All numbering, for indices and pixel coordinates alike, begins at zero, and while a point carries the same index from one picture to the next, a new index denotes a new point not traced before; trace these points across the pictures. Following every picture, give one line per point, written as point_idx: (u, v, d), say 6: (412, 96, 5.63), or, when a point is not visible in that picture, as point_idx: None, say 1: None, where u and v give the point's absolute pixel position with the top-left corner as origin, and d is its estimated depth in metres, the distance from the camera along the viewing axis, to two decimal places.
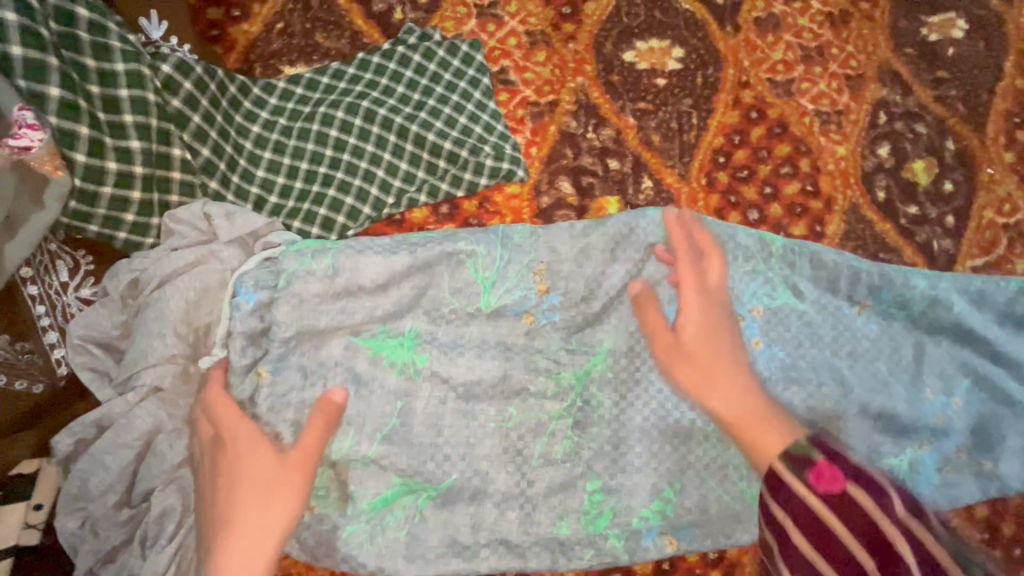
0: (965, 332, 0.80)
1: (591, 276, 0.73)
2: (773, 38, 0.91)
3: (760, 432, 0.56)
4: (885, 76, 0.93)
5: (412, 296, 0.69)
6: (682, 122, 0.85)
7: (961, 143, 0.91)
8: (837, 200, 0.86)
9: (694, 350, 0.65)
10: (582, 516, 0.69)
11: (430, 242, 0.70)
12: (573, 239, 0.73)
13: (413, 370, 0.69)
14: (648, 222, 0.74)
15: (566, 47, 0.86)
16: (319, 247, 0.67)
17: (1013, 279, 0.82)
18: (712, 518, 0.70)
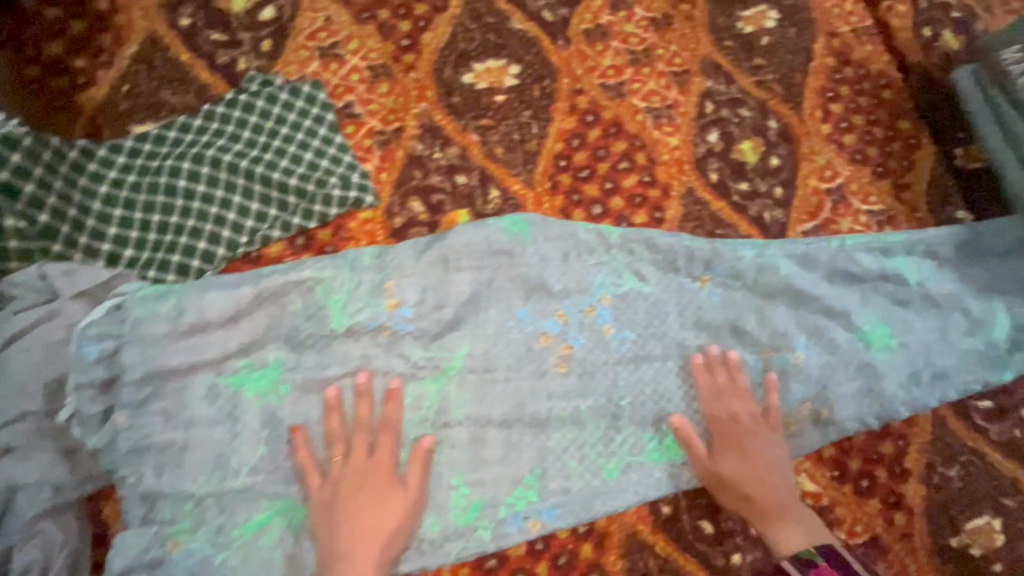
0: (795, 292, 0.88)
1: (439, 286, 0.78)
2: (602, 47, 1.00)
3: (792, 529, 0.73)
4: (708, 70, 1.02)
5: (263, 327, 0.74)
6: (524, 133, 0.92)
7: (782, 121, 1.00)
8: (674, 186, 0.94)
9: (743, 462, 0.77)
10: (451, 511, 0.74)
11: (277, 273, 0.75)
12: (419, 252, 0.78)
13: (277, 397, 0.73)
14: (486, 228, 0.81)
15: (407, 76, 0.92)
16: (162, 291, 0.72)
17: (831, 240, 0.92)
18: (574, 497, 0.76)
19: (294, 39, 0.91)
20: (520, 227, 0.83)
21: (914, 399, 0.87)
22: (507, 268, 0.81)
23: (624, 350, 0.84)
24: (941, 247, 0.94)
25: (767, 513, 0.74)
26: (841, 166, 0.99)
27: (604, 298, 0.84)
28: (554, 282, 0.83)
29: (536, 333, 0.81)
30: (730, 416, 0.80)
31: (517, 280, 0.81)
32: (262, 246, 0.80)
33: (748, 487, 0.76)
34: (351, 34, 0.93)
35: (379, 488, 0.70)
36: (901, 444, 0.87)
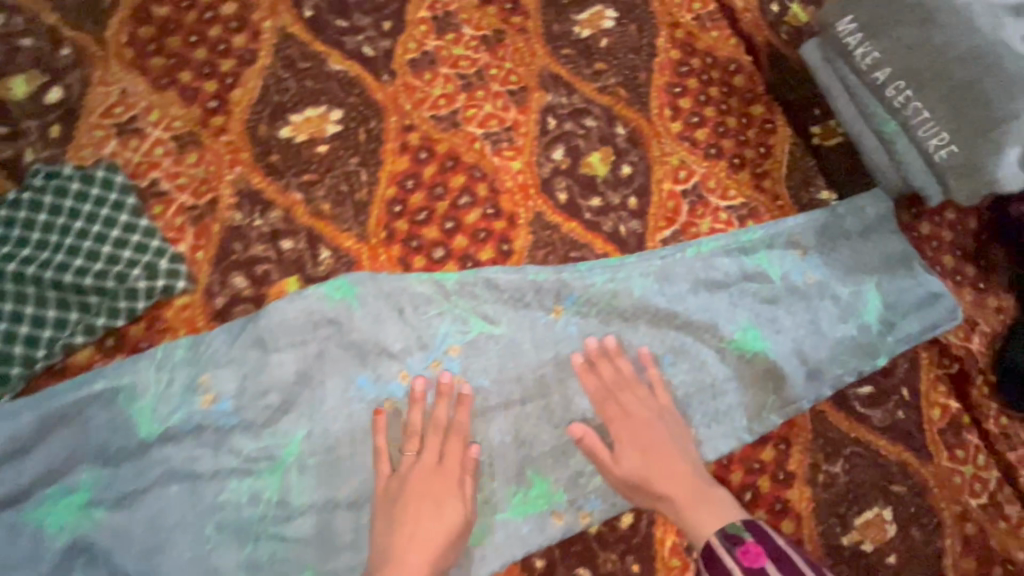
0: (654, 311, 0.87)
1: (261, 371, 0.74)
2: (430, 75, 0.94)
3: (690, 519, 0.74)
4: (547, 82, 0.97)
5: (65, 450, 0.69)
6: (352, 183, 0.87)
7: (630, 126, 0.96)
8: (520, 214, 0.89)
9: (647, 457, 0.78)
10: None
11: (71, 389, 0.70)
12: (230, 338, 0.74)
13: (88, 522, 0.68)
14: (302, 298, 0.76)
15: (217, 141, 0.86)
16: None
17: (687, 249, 0.90)
18: None
19: (86, 119, 0.84)
20: (345, 291, 0.78)
21: (789, 400, 0.85)
22: (336, 338, 0.77)
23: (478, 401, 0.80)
24: (802, 237, 0.93)
25: (680, 502, 0.75)
26: (696, 164, 0.95)
27: (450, 350, 0.80)
28: (394, 343, 0.79)
29: (379, 400, 0.77)
30: (638, 412, 0.80)
31: (348, 348, 0.77)
32: (66, 355, 0.74)
33: (657, 483, 0.76)
34: (151, 104, 0.86)
35: (438, 490, 0.73)
36: (782, 448, 0.84)
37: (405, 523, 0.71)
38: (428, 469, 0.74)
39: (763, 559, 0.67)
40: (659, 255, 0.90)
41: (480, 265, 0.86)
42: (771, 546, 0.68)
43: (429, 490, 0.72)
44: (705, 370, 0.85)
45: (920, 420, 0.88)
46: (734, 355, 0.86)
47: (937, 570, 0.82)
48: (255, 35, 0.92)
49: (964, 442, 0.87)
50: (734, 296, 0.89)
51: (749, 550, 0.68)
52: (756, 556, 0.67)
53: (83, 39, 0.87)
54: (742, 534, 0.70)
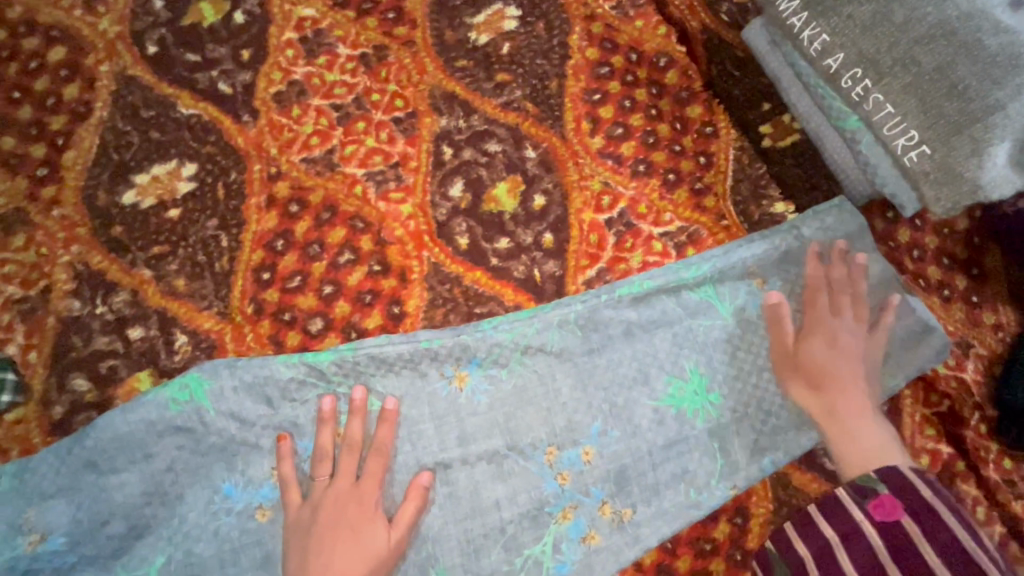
0: (577, 368, 0.72)
1: (99, 496, 0.63)
2: (300, 110, 0.80)
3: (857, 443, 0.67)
4: (440, 103, 0.82)
5: None
6: (211, 250, 0.74)
7: (541, 146, 0.81)
8: (413, 267, 0.76)
9: (843, 358, 0.72)
10: None
11: None
12: (60, 462, 0.63)
13: None
14: (144, 404, 0.65)
15: (49, 216, 0.74)
16: None
17: (616, 288, 0.75)
18: None
19: None
20: (195, 389, 0.66)
21: (745, 465, 0.72)
22: (188, 445, 0.65)
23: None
24: (753, 262, 0.77)
25: (841, 417, 0.69)
26: (622, 185, 0.81)
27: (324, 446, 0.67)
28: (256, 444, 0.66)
29: (250, 510, 0.65)
30: (823, 319, 0.74)
31: (202, 457, 0.65)
32: None
33: (833, 399, 0.70)
34: None
35: (354, 517, 0.63)
36: (738, 522, 0.71)
37: (318, 556, 0.61)
38: (344, 495, 0.64)
39: (898, 510, 0.59)
40: (583, 297, 0.75)
41: (366, 335, 0.73)
42: (913, 498, 0.59)
43: (345, 526, 0.62)
44: (642, 437, 0.72)
45: None
46: (676, 415, 0.73)
47: None
48: (89, 84, 0.78)
49: (958, 494, 0.74)
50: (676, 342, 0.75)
51: (882, 503, 0.60)
52: (893, 509, 0.59)
53: None
54: (877, 488, 0.61)
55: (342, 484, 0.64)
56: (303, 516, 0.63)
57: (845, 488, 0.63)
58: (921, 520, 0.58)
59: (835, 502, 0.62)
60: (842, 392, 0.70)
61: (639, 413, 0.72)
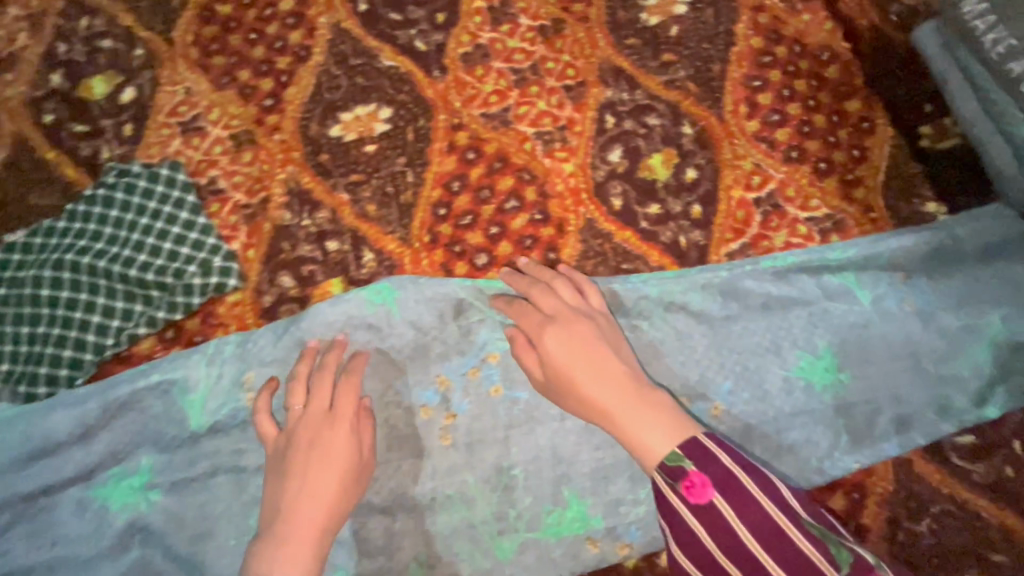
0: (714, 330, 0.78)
1: (300, 371, 0.75)
2: (483, 70, 0.90)
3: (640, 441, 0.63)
4: (608, 76, 0.89)
5: (129, 435, 0.72)
6: (398, 184, 0.85)
7: (698, 124, 0.87)
8: (570, 220, 0.84)
9: (571, 353, 0.69)
10: None
11: (130, 379, 0.73)
12: (275, 338, 0.75)
13: (145, 506, 0.72)
14: (346, 301, 0.77)
15: (271, 139, 0.87)
16: (13, 415, 0.71)
17: (760, 261, 0.79)
18: None
19: (155, 118, 0.88)
20: (386, 295, 0.77)
21: (869, 443, 0.75)
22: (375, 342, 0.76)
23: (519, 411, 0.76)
24: (900, 254, 0.79)
25: (605, 409, 0.66)
26: (772, 168, 0.85)
27: (488, 359, 0.77)
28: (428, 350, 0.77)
29: (414, 407, 0.75)
30: (560, 310, 0.73)
31: (384, 353, 0.76)
32: (131, 344, 0.79)
33: (590, 393, 0.67)
34: (212, 102, 0.89)
35: (325, 439, 0.69)
36: (854, 497, 0.74)
37: (293, 480, 0.67)
38: (324, 421, 0.70)
39: (706, 490, 0.56)
40: (727, 266, 0.80)
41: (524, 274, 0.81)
42: (713, 469, 0.57)
43: (316, 457, 0.68)
44: (770, 403, 0.76)
45: None
46: (805, 387, 0.76)
47: None
48: (310, 32, 0.91)
49: None
50: (813, 319, 0.78)
51: (693, 486, 0.57)
52: (702, 490, 0.56)
53: (155, 40, 0.91)
54: (683, 465, 0.58)
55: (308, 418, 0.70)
56: (284, 446, 0.70)
57: (658, 471, 0.60)
58: (729, 497, 0.56)
59: (658, 494, 0.59)
60: (586, 380, 0.68)
61: (769, 381, 0.76)
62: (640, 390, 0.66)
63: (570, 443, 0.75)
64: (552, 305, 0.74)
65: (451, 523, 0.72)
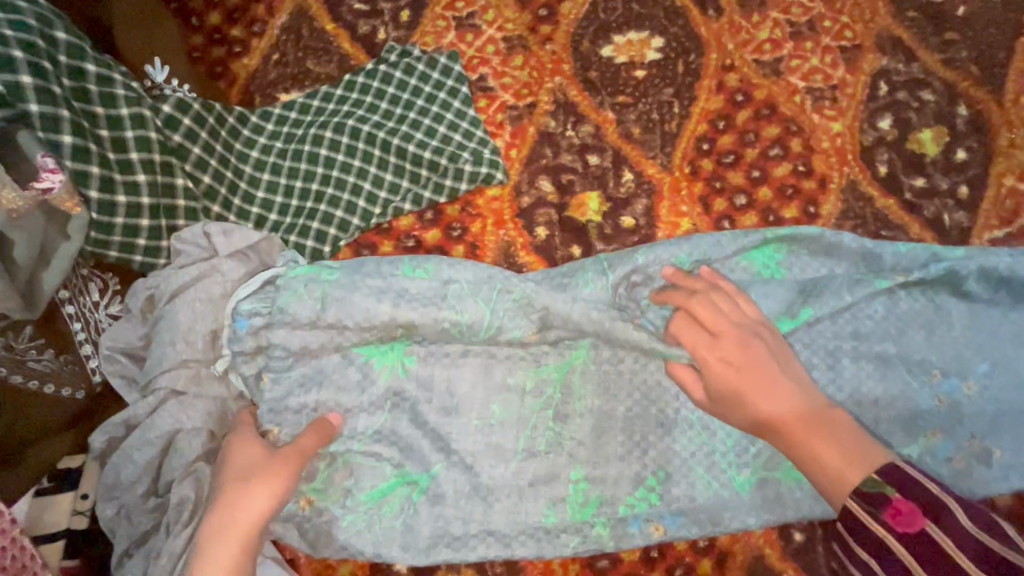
0: (976, 311, 0.76)
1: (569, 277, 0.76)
2: (759, 17, 0.89)
3: (835, 468, 0.59)
4: (885, 45, 0.88)
5: None
6: (664, 112, 0.85)
7: (974, 107, 0.85)
8: (833, 178, 0.83)
9: (737, 375, 0.65)
10: (569, 504, 0.72)
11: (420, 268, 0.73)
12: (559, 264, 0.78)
13: (401, 373, 0.73)
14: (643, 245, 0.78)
15: (543, 49, 0.88)
16: (311, 274, 0.71)
17: None
18: (701, 506, 0.71)
19: (432, 8, 0.89)
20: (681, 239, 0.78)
21: None
22: (645, 260, 0.76)
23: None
24: None
25: (788, 434, 0.63)
26: None
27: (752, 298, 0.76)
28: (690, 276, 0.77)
29: None
30: (733, 327, 0.68)
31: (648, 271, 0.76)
32: (393, 218, 0.80)
33: (766, 416, 0.64)
34: (488, 4, 0.90)
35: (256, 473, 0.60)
36: None
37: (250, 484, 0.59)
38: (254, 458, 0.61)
39: (916, 517, 0.54)
40: (1002, 252, 0.77)
41: (782, 222, 0.81)
42: (919, 492, 0.55)
43: (252, 476, 0.60)
44: None
45: None
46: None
47: None
48: None
49: None
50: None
51: (900, 512, 0.55)
52: (910, 515, 0.54)
53: None
54: (886, 491, 0.56)
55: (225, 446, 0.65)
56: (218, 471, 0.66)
57: (852, 498, 0.57)
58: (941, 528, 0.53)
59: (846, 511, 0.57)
60: (766, 407, 0.64)
61: None
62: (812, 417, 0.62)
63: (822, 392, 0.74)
64: (726, 326, 0.68)
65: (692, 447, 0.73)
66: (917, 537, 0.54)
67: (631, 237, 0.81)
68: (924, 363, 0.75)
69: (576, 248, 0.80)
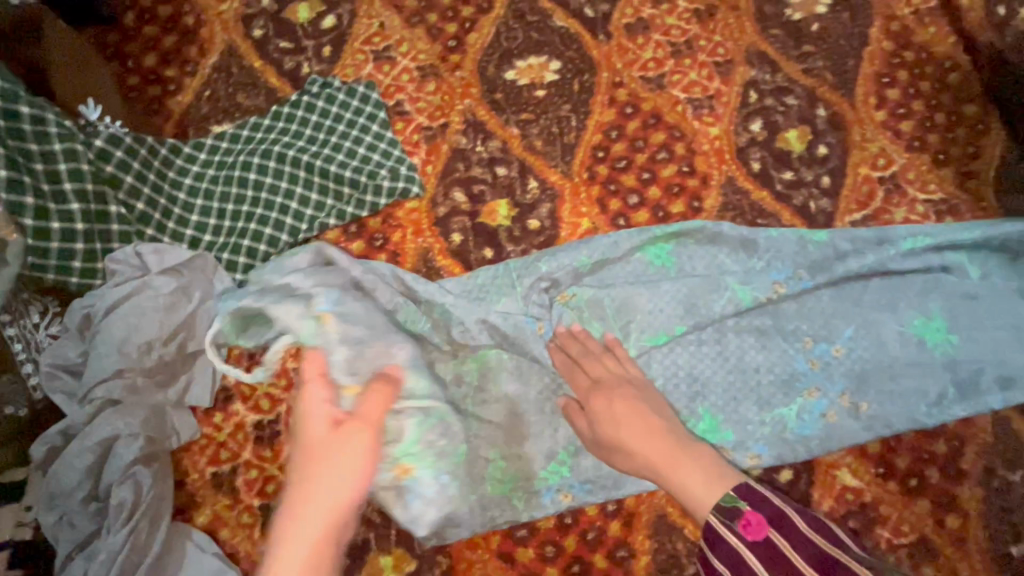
0: (840, 284, 0.87)
1: (489, 281, 0.85)
2: (643, 40, 1.01)
3: (698, 490, 0.68)
4: (752, 59, 1.00)
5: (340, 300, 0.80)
6: (563, 126, 0.96)
7: (831, 109, 0.98)
8: (714, 176, 0.94)
9: (610, 417, 0.76)
10: (488, 480, 0.79)
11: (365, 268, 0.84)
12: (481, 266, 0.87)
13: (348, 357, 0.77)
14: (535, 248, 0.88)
15: (453, 75, 0.98)
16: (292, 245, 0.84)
17: (883, 231, 0.89)
18: (606, 474, 0.79)
19: (352, 44, 0.99)
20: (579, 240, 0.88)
21: (974, 396, 0.83)
22: (545, 258, 0.86)
23: (674, 329, 0.85)
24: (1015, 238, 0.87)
25: (658, 467, 0.71)
26: (897, 153, 0.95)
27: (653, 289, 0.85)
28: (597, 274, 0.87)
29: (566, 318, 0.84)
30: (610, 378, 0.79)
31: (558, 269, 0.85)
32: (320, 232, 0.88)
33: (644, 452, 0.73)
34: (402, 38, 1.00)
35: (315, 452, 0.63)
36: (955, 445, 0.82)
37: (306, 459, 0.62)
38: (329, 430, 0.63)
39: (764, 527, 0.63)
40: (856, 233, 0.89)
41: (670, 217, 0.91)
42: (767, 508, 0.65)
43: (338, 446, 0.63)
44: (888, 352, 0.84)
45: None
46: (919, 343, 0.84)
47: None
48: None
49: None
50: (940, 286, 0.87)
51: (749, 524, 0.64)
52: (758, 527, 0.63)
53: None
54: (739, 506, 0.65)
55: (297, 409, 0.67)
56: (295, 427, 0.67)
57: (713, 513, 0.66)
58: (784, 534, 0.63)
59: (710, 528, 0.65)
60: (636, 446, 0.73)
61: (889, 333, 0.85)
62: (678, 448, 0.71)
63: (715, 366, 0.84)
64: (608, 376, 0.79)
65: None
66: (768, 546, 0.63)
67: (537, 237, 0.90)
68: (797, 333, 0.85)
69: (489, 250, 0.89)
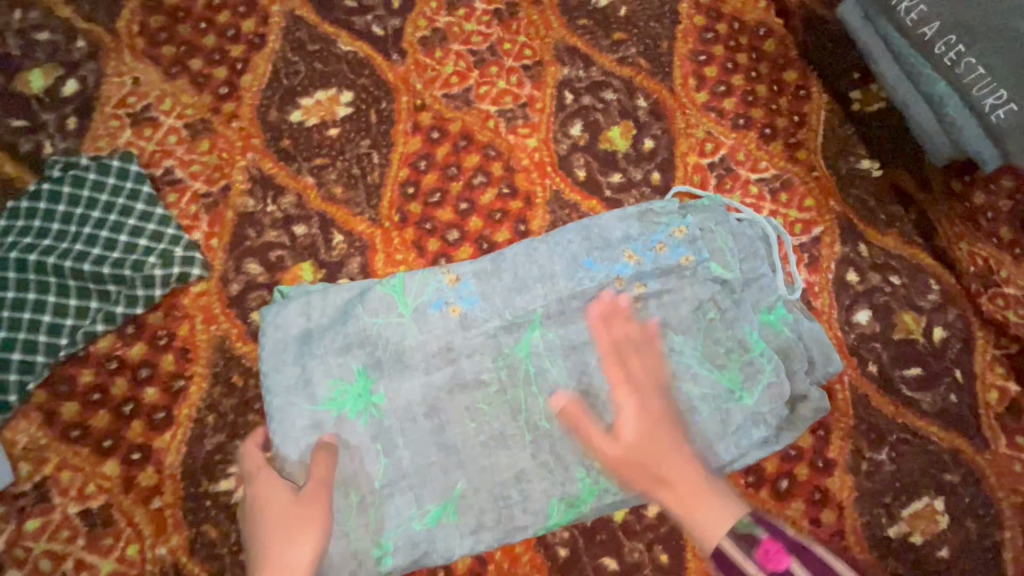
0: (626, 311, 0.77)
1: (604, 260, 0.79)
2: (441, 53, 0.91)
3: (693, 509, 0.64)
4: (562, 55, 0.92)
5: (426, 334, 0.75)
6: (364, 165, 0.85)
7: (651, 98, 0.91)
8: (537, 193, 0.86)
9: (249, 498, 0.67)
10: (416, 514, 0.71)
11: (475, 276, 0.77)
12: (528, 256, 0.79)
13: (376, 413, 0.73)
14: (394, 282, 0.76)
15: (229, 127, 0.85)
16: (422, 275, 0.77)
17: (656, 229, 0.80)
18: (485, 523, 0.72)
19: (102, 110, 0.85)
20: (398, 288, 0.76)
21: (803, 405, 0.76)
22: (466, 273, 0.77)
23: (594, 356, 0.76)
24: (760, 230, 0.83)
25: (263, 506, 0.65)
26: (723, 135, 0.90)
27: (639, 289, 0.78)
28: (664, 252, 0.79)
29: (456, 325, 0.76)
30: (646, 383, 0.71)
31: (602, 252, 0.79)
32: (88, 343, 0.75)
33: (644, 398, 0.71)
34: (163, 92, 0.86)
35: (280, 508, 0.65)
36: (821, 434, 0.78)
37: (263, 528, 0.64)
38: (275, 486, 0.67)
39: (786, 559, 0.57)
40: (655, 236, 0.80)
41: (496, 247, 0.83)
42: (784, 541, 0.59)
43: (264, 516, 0.65)
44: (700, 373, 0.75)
45: (974, 404, 0.81)
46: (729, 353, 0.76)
47: (996, 563, 0.76)
48: (264, 20, 0.90)
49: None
50: (696, 305, 0.77)
51: (768, 551, 0.58)
52: (779, 556, 0.57)
53: (98, 32, 0.88)
54: (756, 532, 0.60)
55: (253, 489, 0.67)
56: (251, 512, 0.66)
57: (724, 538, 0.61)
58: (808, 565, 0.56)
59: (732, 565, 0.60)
60: (632, 494, 0.69)
61: (696, 348, 0.76)
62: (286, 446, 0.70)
63: (595, 393, 0.75)
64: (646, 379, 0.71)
65: (473, 450, 0.73)
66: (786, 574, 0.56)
67: None
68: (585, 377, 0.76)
69: None
